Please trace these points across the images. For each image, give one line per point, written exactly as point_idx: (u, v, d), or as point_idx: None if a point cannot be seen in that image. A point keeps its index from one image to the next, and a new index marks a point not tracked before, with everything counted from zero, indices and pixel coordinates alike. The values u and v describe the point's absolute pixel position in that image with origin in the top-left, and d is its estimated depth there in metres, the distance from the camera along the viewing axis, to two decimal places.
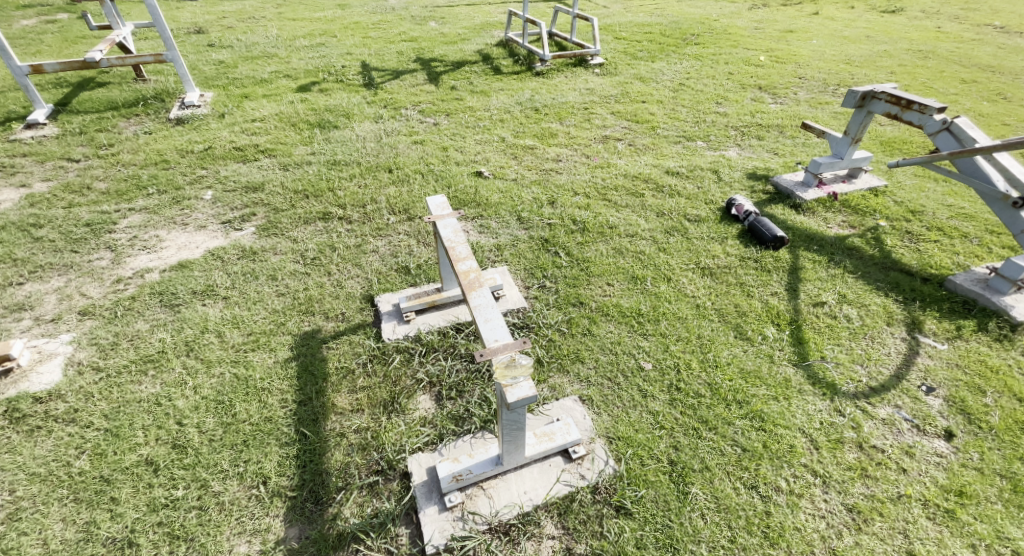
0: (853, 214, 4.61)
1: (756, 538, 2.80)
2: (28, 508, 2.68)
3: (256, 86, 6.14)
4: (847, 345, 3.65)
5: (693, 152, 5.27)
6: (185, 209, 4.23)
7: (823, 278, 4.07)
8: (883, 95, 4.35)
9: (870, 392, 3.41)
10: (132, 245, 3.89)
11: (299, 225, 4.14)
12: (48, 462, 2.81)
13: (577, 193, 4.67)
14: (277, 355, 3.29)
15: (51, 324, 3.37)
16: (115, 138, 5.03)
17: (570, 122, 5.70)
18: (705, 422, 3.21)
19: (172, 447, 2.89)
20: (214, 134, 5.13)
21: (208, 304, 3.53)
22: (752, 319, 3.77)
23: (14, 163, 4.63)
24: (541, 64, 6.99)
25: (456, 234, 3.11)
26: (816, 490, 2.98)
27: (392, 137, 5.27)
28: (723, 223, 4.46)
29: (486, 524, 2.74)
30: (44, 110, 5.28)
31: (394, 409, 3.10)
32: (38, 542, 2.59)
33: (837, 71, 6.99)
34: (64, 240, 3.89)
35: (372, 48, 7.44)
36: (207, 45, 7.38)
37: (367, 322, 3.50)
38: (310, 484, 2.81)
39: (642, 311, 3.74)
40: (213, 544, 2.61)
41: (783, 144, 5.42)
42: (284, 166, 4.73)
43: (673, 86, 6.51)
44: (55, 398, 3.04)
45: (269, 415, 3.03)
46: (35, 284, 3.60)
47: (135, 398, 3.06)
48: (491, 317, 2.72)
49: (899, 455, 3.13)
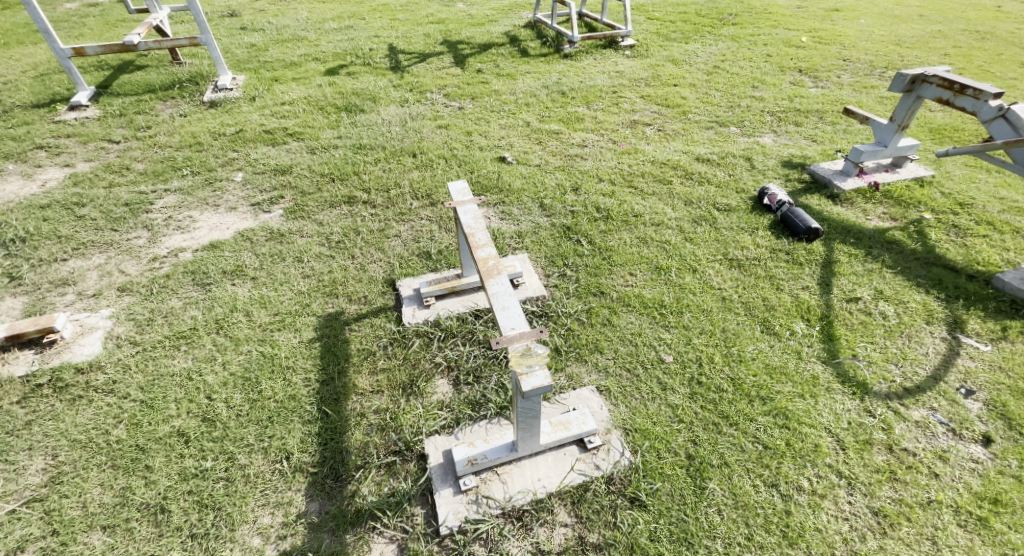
0: (895, 206, 4.40)
1: (774, 537, 2.76)
2: (69, 472, 2.83)
3: (286, 69, 6.22)
4: (882, 343, 3.52)
5: (725, 138, 5.10)
6: (217, 190, 4.35)
7: (859, 273, 3.91)
8: (934, 79, 4.09)
9: (904, 393, 3.28)
10: (168, 225, 4.04)
11: (325, 208, 4.20)
12: (88, 429, 2.97)
13: (601, 179, 4.60)
14: (301, 335, 3.37)
15: (92, 299, 3.54)
16: (152, 120, 5.19)
17: (597, 106, 5.58)
18: (726, 417, 3.15)
19: (202, 420, 3.01)
20: (245, 117, 5.24)
21: (238, 284, 3.64)
22: (780, 313, 3.66)
23: (59, 144, 4.84)
24: (570, 45, 6.84)
25: (476, 221, 3.11)
26: (840, 491, 2.91)
27: (416, 121, 5.27)
28: (754, 213, 4.32)
29: (500, 509, 2.77)
30: (86, 92, 5.48)
31: (413, 391, 3.15)
32: (78, 505, 2.73)
33: (886, 53, 6.62)
34: (105, 219, 4.06)
35: (399, 30, 7.44)
36: (240, 28, 7.50)
37: (388, 306, 3.55)
38: (331, 462, 2.89)
39: (664, 303, 3.68)
40: (238, 514, 2.71)
41: (823, 130, 5.19)
42: (312, 150, 4.81)
43: (707, 68, 6.29)
44: (95, 369, 3.21)
45: (293, 393, 3.12)
46: (79, 261, 3.77)
47: (168, 371, 3.20)
48: (509, 306, 2.71)
49: (931, 459, 3.02)
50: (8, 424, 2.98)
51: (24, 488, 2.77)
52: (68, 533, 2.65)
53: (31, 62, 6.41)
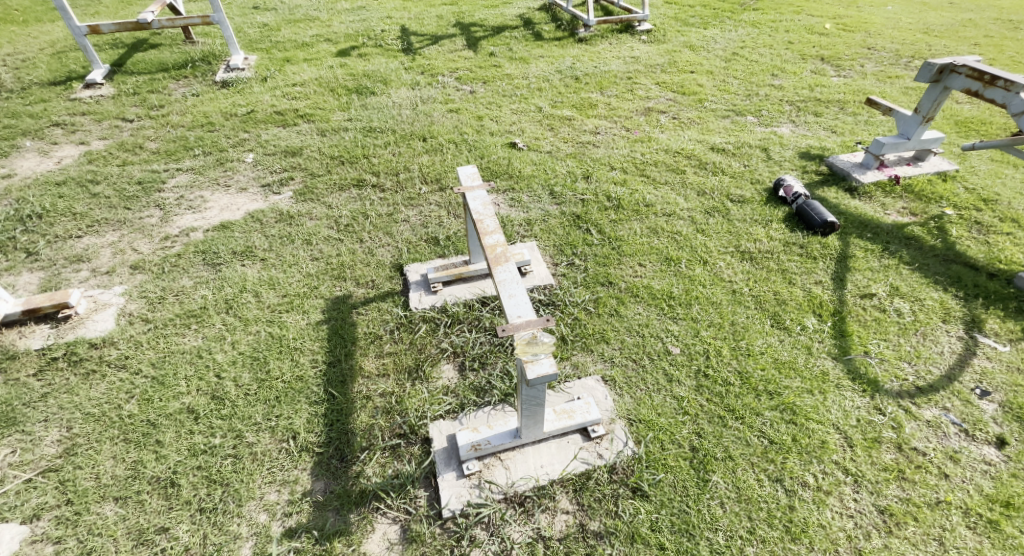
0: (916, 201, 4.29)
1: (777, 531, 2.74)
2: (83, 444, 2.82)
3: (298, 49, 6.20)
4: (895, 341, 3.45)
5: (742, 128, 4.99)
6: (228, 171, 4.37)
7: (875, 269, 3.83)
8: (964, 69, 3.94)
9: (916, 392, 3.23)
10: (179, 204, 4.07)
11: (334, 191, 4.20)
12: (101, 403, 2.96)
13: (613, 168, 4.54)
14: (309, 317, 3.37)
15: (106, 276, 3.56)
16: (165, 99, 5.21)
17: (611, 92, 5.49)
18: (733, 411, 3.12)
19: (211, 398, 3.00)
20: (257, 98, 5.23)
21: (248, 265, 3.66)
22: (792, 308, 3.60)
23: (75, 121, 4.88)
24: (585, 29, 6.71)
25: (485, 207, 3.08)
26: (846, 488, 2.88)
27: (427, 104, 5.23)
28: (769, 205, 4.24)
29: (502, 494, 2.78)
30: (101, 70, 5.51)
31: (418, 376, 3.14)
32: (91, 476, 2.72)
33: (913, 42, 6.41)
34: (118, 198, 4.09)
35: (412, 11, 7.36)
36: (252, 7, 7.47)
37: (396, 291, 3.55)
38: (337, 442, 2.89)
39: (673, 294, 3.64)
40: (246, 490, 2.71)
41: (843, 121, 5.06)
42: (322, 132, 4.80)
43: (725, 55, 6.15)
44: (108, 344, 3.21)
45: (300, 374, 3.11)
46: (93, 238, 3.80)
47: (179, 349, 3.19)
48: (515, 293, 2.69)
49: (941, 459, 2.98)
50: (24, 396, 2.98)
51: (39, 459, 2.77)
52: (81, 503, 2.64)
53: (47, 39, 6.46)
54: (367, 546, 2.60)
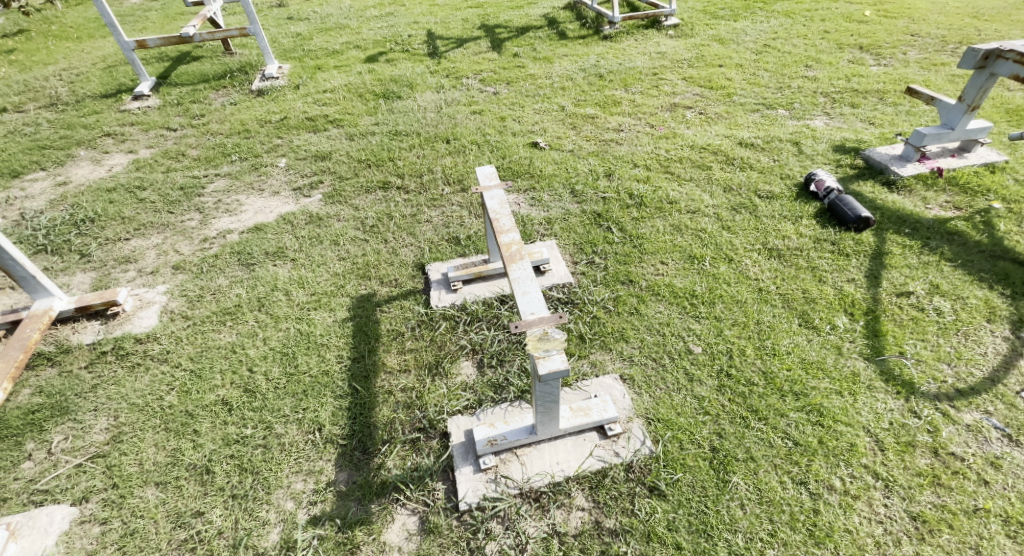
0: (961, 194, 4.08)
1: (800, 535, 2.69)
2: (128, 432, 3.03)
3: (328, 57, 6.41)
4: (933, 341, 3.32)
5: (772, 122, 4.87)
6: (262, 175, 4.58)
7: (913, 266, 3.68)
8: (1011, 54, 3.74)
9: (955, 395, 3.10)
10: (217, 208, 4.29)
11: (361, 193, 4.34)
12: (145, 394, 3.18)
13: (636, 165, 4.50)
14: (336, 314, 3.50)
15: (150, 276, 3.80)
16: (206, 108, 5.49)
17: (636, 89, 5.45)
18: (756, 411, 3.08)
19: (243, 391, 3.17)
20: (290, 105, 5.45)
21: (279, 264, 3.83)
22: (821, 306, 3.51)
23: (124, 131, 5.21)
24: (610, 26, 6.66)
25: (501, 206, 3.14)
26: (876, 493, 2.80)
27: (451, 106, 5.32)
28: (799, 201, 4.13)
29: (518, 489, 2.82)
30: (148, 82, 5.85)
31: (438, 372, 3.22)
32: (135, 462, 2.92)
33: (961, 27, 6.08)
34: (163, 202, 4.35)
35: (439, 16, 7.49)
36: (287, 18, 7.77)
37: (418, 289, 3.65)
38: (359, 435, 2.99)
39: (696, 293, 3.60)
40: (274, 479, 2.85)
41: (882, 112, 4.86)
42: (350, 136, 4.96)
43: (756, 47, 5.99)
44: (151, 339, 3.43)
45: (326, 369, 3.24)
46: (139, 240, 4.06)
47: (215, 344, 3.38)
48: (530, 291, 2.72)
49: (981, 465, 2.86)
50: (76, 387, 3.22)
51: (89, 445, 2.99)
52: (126, 487, 2.83)
53: (99, 55, 6.89)
54: (387, 536, 2.69)
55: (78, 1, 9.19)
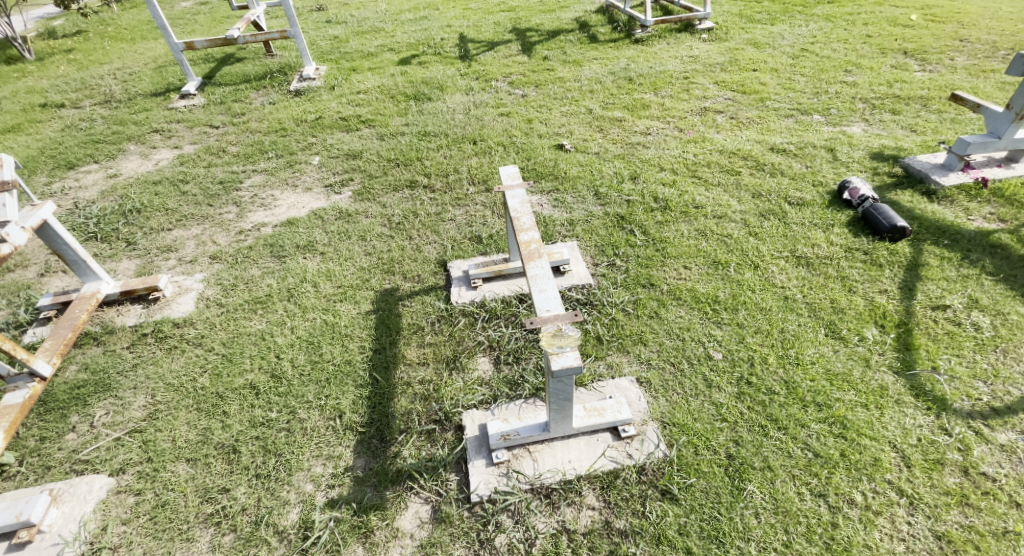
0: (1006, 206, 3.92)
1: (816, 547, 2.63)
2: (163, 410, 3.19)
3: (364, 59, 6.59)
4: (969, 357, 3.20)
5: (805, 127, 4.76)
6: (297, 172, 4.75)
7: (950, 279, 3.55)
8: None
9: (990, 414, 2.98)
10: (254, 202, 4.47)
11: (389, 191, 4.46)
12: (180, 375, 3.34)
13: (663, 168, 4.48)
14: (360, 307, 3.61)
15: (189, 265, 4.00)
16: (247, 108, 5.73)
17: (665, 93, 5.42)
18: (775, 420, 3.03)
19: (270, 376, 3.29)
20: (325, 105, 5.64)
21: (309, 257, 3.97)
22: (849, 317, 3.42)
23: (171, 128, 5.48)
24: (642, 30, 6.63)
25: (522, 206, 3.18)
26: (899, 509, 2.72)
27: (480, 108, 5.40)
28: (831, 209, 4.04)
29: (529, 484, 2.83)
30: (194, 82, 6.14)
31: (455, 366, 3.28)
32: (168, 438, 3.08)
33: (1013, 33, 5.82)
34: (203, 195, 4.56)
35: (472, 19, 7.60)
36: (326, 21, 8.02)
37: (439, 285, 3.72)
38: (378, 423, 3.07)
39: (718, 298, 3.56)
40: (296, 461, 2.94)
41: (925, 120, 4.69)
42: (382, 136, 5.10)
43: (793, 52, 5.87)
44: (188, 324, 3.61)
45: (348, 358, 3.34)
46: (181, 231, 4.27)
47: (246, 331, 3.53)
48: (546, 288, 2.75)
49: (1014, 487, 2.75)
50: (118, 365, 3.41)
51: (128, 420, 3.16)
52: (159, 461, 2.98)
53: (151, 56, 7.26)
54: (400, 523, 2.75)
55: (133, 4, 9.70)
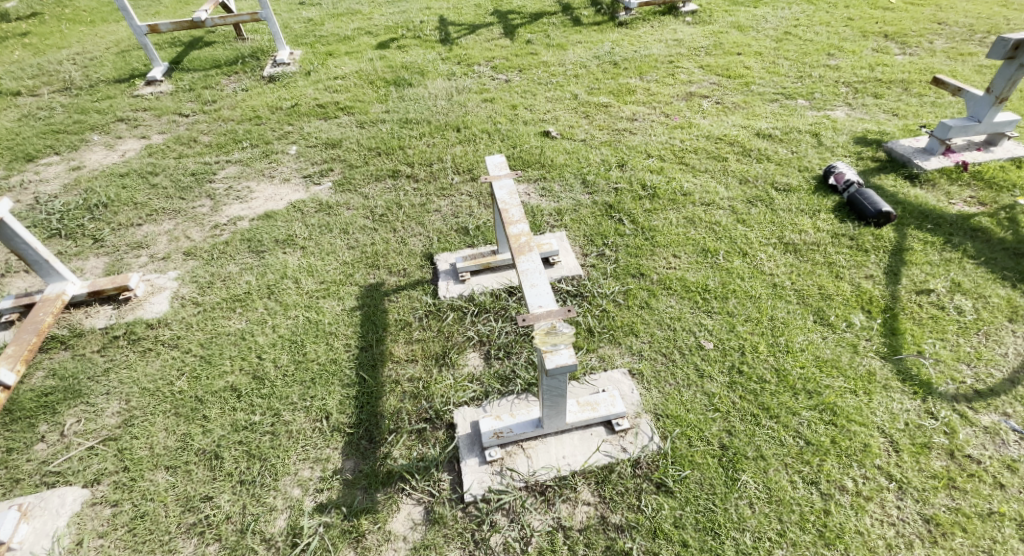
0: (986, 189, 3.96)
1: (809, 535, 2.64)
2: (139, 417, 3.06)
3: (340, 43, 6.37)
4: (953, 341, 3.24)
5: (791, 112, 4.75)
6: (273, 162, 4.58)
7: (934, 263, 3.58)
8: None
9: (974, 396, 3.03)
10: (228, 195, 4.30)
11: (370, 182, 4.32)
12: (156, 379, 3.20)
13: (650, 155, 4.42)
14: (344, 303, 3.50)
15: (162, 262, 3.82)
16: (218, 94, 5.50)
17: (651, 77, 5.34)
18: (766, 409, 3.03)
19: (252, 378, 3.18)
20: (301, 91, 5.44)
21: (289, 252, 3.83)
22: (837, 303, 3.43)
23: (137, 117, 5.23)
24: (626, 13, 6.52)
25: (510, 196, 3.09)
26: (889, 494, 2.75)
27: (462, 94, 5.26)
28: (817, 194, 4.04)
29: (523, 482, 2.79)
30: (161, 67, 5.86)
31: (445, 362, 3.20)
32: (146, 445, 2.95)
33: (991, 15, 5.87)
34: (174, 188, 4.37)
35: (451, 1, 7.39)
36: (299, 2, 7.72)
37: (426, 279, 3.62)
38: (366, 424, 2.98)
39: (708, 287, 3.53)
40: (282, 466, 2.85)
41: (907, 103, 4.71)
42: (361, 124, 4.93)
43: (777, 35, 5.84)
44: (162, 325, 3.46)
45: (334, 357, 3.24)
46: (151, 226, 4.08)
47: (225, 331, 3.40)
48: (537, 283, 2.66)
49: (998, 468, 2.80)
50: (89, 370, 3.26)
51: (102, 428, 3.02)
52: (137, 470, 2.86)
53: (113, 39, 6.91)
54: (392, 525, 2.68)
55: None
